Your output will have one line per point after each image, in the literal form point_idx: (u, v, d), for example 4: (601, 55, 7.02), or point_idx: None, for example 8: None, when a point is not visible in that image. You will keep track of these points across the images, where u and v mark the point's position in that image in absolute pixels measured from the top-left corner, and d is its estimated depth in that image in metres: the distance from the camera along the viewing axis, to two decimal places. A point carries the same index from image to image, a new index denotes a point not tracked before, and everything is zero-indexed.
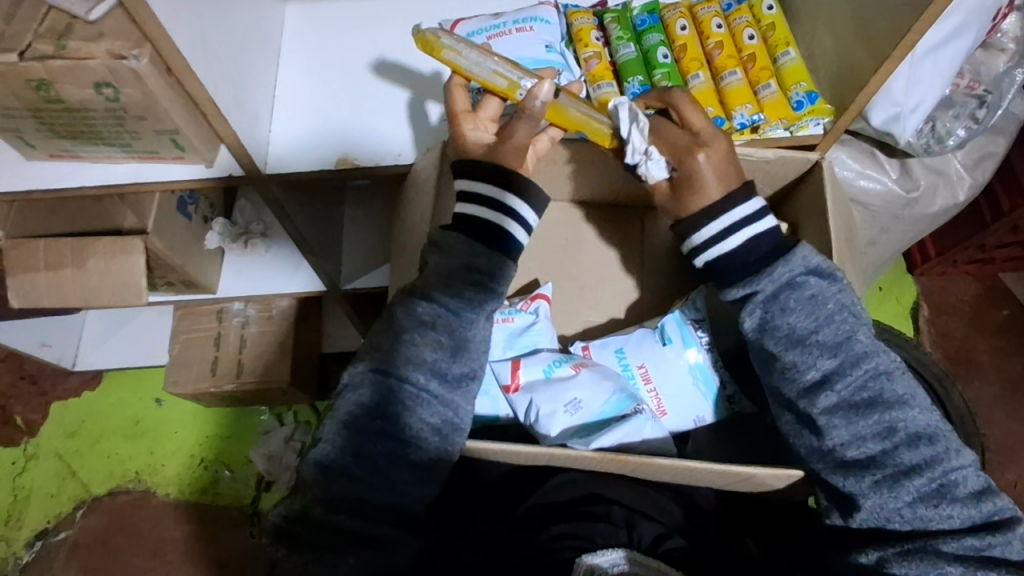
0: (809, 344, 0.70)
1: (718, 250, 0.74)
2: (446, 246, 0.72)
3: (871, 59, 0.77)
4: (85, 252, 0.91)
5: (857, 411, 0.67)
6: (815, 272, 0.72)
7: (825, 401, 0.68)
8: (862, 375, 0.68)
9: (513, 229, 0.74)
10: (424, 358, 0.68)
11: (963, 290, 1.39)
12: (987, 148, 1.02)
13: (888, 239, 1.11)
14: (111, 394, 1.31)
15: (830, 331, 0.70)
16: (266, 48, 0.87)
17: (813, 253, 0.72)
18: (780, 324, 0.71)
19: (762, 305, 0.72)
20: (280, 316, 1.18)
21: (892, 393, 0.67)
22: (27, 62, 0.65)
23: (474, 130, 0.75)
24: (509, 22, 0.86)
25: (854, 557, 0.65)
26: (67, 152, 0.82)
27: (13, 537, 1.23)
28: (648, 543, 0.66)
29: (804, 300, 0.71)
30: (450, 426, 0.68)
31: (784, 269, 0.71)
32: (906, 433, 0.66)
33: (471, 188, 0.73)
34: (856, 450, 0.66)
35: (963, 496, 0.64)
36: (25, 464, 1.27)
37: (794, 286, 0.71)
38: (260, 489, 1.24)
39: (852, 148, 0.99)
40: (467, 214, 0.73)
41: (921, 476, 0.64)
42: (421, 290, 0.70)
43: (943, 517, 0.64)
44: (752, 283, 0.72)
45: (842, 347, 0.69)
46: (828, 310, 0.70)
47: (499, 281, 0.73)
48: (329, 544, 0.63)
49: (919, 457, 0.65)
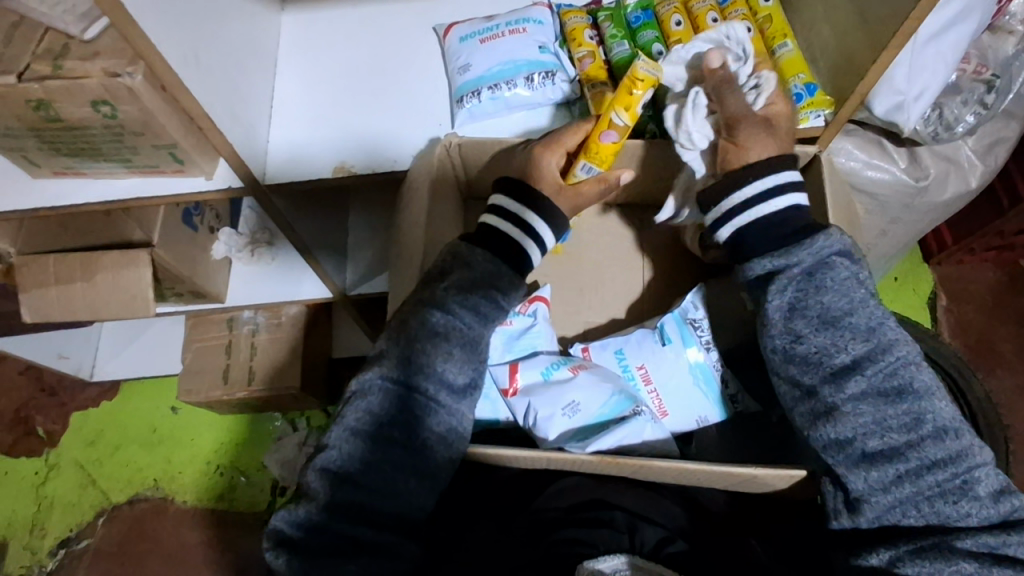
0: (841, 326, 0.67)
1: (762, 210, 0.72)
2: (467, 258, 0.74)
3: (870, 47, 0.76)
4: (93, 266, 0.92)
5: (885, 399, 0.65)
6: (847, 255, 0.70)
7: (853, 387, 0.66)
8: (893, 362, 0.66)
9: (531, 247, 0.77)
10: (436, 369, 0.69)
11: (983, 278, 1.36)
12: (999, 133, 0.99)
13: (898, 230, 1.09)
14: (127, 403, 1.34)
15: (863, 315, 0.68)
16: (262, 58, 0.87)
17: (841, 236, 0.70)
18: (814, 304, 0.69)
19: (795, 283, 0.70)
20: (290, 322, 1.19)
21: (921, 383, 0.66)
22: (26, 84, 0.67)
23: (553, 164, 0.79)
24: (501, 25, 0.90)
25: (864, 558, 0.63)
26: (70, 169, 0.83)
27: (37, 545, 1.26)
28: (650, 547, 0.67)
29: (838, 280, 0.69)
30: (455, 435, 0.69)
31: (819, 245, 0.70)
32: (933, 425, 0.64)
33: (506, 203, 0.77)
34: (879, 440, 0.64)
35: (983, 494, 0.63)
36: (47, 474, 1.30)
37: (830, 267, 0.69)
38: (275, 493, 1.26)
39: (858, 138, 0.97)
40: (496, 226, 0.77)
41: (944, 471, 0.63)
42: (435, 299, 0.72)
43: (961, 515, 0.63)
44: (789, 255, 0.70)
45: (874, 333, 0.67)
46: (860, 294, 0.68)
47: (509, 301, 0.75)
48: (333, 550, 0.63)
49: (944, 451, 0.64)
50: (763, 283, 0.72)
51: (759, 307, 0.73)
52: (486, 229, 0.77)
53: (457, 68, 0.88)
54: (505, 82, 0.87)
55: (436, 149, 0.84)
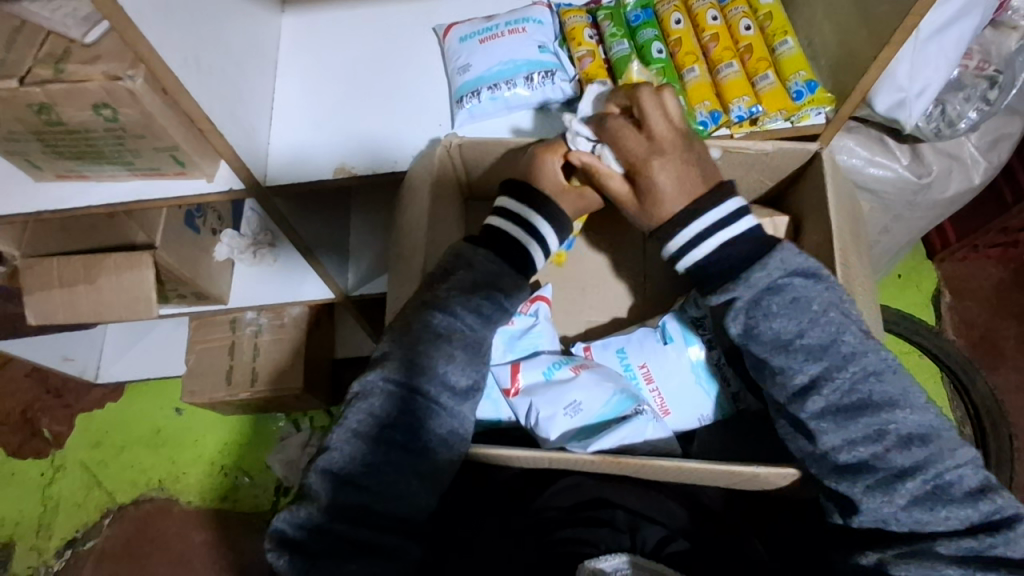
0: (794, 349, 0.67)
1: (695, 255, 0.72)
2: (471, 260, 0.75)
3: (870, 44, 0.75)
4: (97, 268, 0.93)
5: (847, 416, 0.65)
6: (799, 272, 0.69)
7: (814, 406, 0.66)
8: (851, 377, 0.66)
9: (534, 248, 0.78)
10: (438, 371, 0.69)
11: (987, 275, 1.35)
12: (1002, 129, 0.99)
13: (901, 227, 1.08)
14: (132, 405, 1.35)
15: (816, 334, 0.67)
16: (263, 60, 0.88)
17: (793, 253, 0.70)
18: (764, 329, 0.69)
19: (744, 312, 0.70)
20: (293, 323, 1.19)
21: (882, 394, 0.65)
22: (28, 88, 0.67)
23: (557, 164, 0.78)
24: (500, 25, 0.90)
25: (859, 557, 0.63)
26: (73, 172, 0.83)
27: (43, 546, 1.26)
28: (652, 546, 0.67)
29: (787, 304, 0.68)
30: (457, 437, 0.69)
31: (758, 275, 0.69)
32: (897, 435, 0.63)
33: (511, 205, 0.78)
34: (848, 454, 0.64)
35: (960, 496, 0.62)
36: (52, 475, 1.30)
37: (776, 291, 0.69)
38: (279, 494, 1.26)
39: (861, 135, 0.96)
40: (502, 228, 0.77)
41: (916, 478, 0.62)
42: (435, 301, 0.72)
43: (940, 519, 0.62)
44: (729, 289, 0.70)
45: (828, 350, 0.67)
46: (813, 313, 0.67)
47: (513, 303, 0.76)
48: (335, 552, 0.63)
49: (912, 458, 0.63)
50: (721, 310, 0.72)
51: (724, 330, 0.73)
52: (492, 230, 0.78)
53: (457, 69, 0.88)
54: (505, 82, 0.87)
55: (438, 149, 0.84)
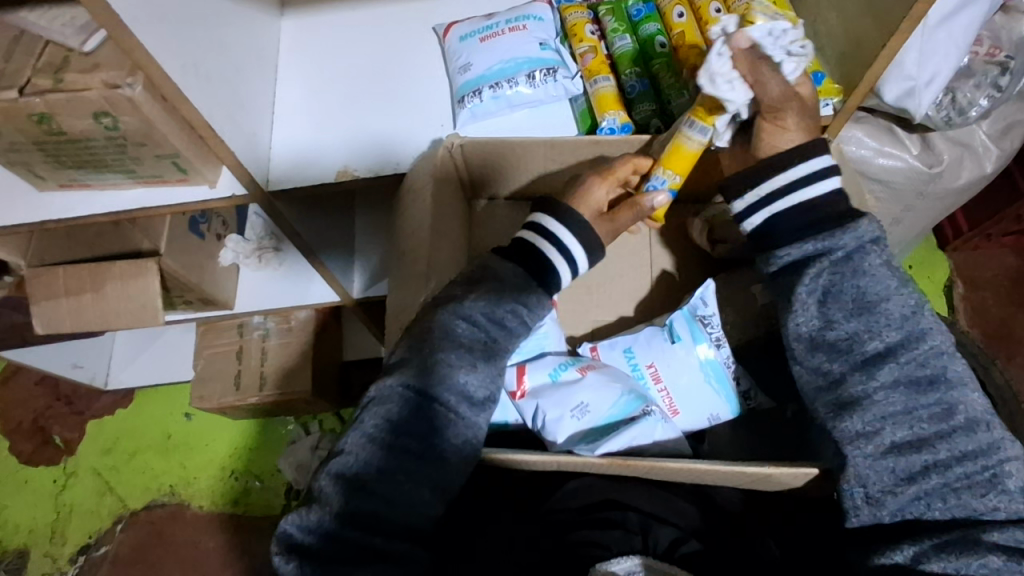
0: (875, 313, 0.66)
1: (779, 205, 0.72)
2: (498, 271, 0.75)
3: (878, 33, 0.74)
4: (102, 277, 0.92)
5: (917, 388, 0.64)
6: (878, 240, 0.68)
7: (885, 374, 0.65)
8: (927, 351, 0.65)
9: (560, 264, 0.76)
10: (457, 381, 0.69)
11: (1000, 264, 1.34)
12: (1014, 116, 0.97)
13: (914, 216, 1.06)
14: (142, 411, 1.35)
15: (898, 302, 0.67)
16: (263, 64, 0.87)
17: (880, 223, 0.69)
18: (847, 287, 0.67)
19: (830, 268, 0.68)
20: (301, 326, 1.19)
21: (954, 373, 0.65)
22: (27, 98, 0.67)
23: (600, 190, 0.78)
24: (501, 23, 0.89)
25: (885, 555, 0.61)
26: (76, 181, 0.83)
27: (57, 553, 1.27)
28: (664, 548, 0.67)
29: (874, 266, 0.67)
30: (471, 447, 0.69)
31: (862, 229, 0.68)
32: (965, 416, 0.63)
33: (539, 218, 0.77)
34: (910, 429, 0.63)
35: (1014, 489, 0.61)
36: (65, 482, 1.31)
37: (865, 252, 0.68)
38: (291, 497, 1.26)
39: (869, 126, 0.95)
40: (530, 241, 0.76)
41: (974, 463, 0.62)
42: (461, 308, 0.72)
43: (990, 509, 0.61)
44: (831, 238, 0.68)
45: (908, 320, 0.66)
46: (896, 282, 0.67)
47: (535, 317, 0.74)
48: (346, 559, 0.62)
49: (975, 442, 0.62)
50: (791, 270, 0.71)
51: (785, 296, 0.72)
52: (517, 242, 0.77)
53: (458, 67, 0.88)
54: (506, 81, 0.87)
55: (439, 149, 0.83)
